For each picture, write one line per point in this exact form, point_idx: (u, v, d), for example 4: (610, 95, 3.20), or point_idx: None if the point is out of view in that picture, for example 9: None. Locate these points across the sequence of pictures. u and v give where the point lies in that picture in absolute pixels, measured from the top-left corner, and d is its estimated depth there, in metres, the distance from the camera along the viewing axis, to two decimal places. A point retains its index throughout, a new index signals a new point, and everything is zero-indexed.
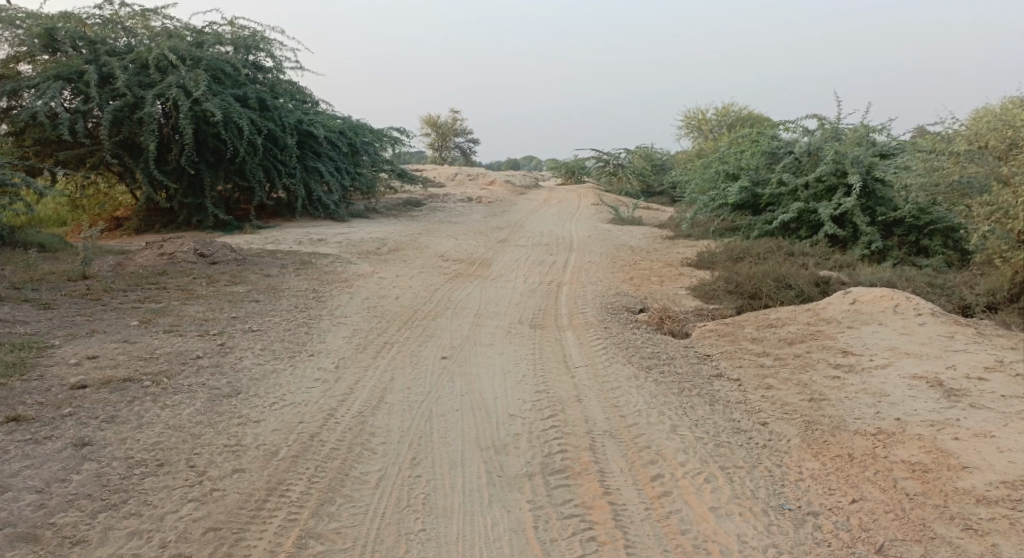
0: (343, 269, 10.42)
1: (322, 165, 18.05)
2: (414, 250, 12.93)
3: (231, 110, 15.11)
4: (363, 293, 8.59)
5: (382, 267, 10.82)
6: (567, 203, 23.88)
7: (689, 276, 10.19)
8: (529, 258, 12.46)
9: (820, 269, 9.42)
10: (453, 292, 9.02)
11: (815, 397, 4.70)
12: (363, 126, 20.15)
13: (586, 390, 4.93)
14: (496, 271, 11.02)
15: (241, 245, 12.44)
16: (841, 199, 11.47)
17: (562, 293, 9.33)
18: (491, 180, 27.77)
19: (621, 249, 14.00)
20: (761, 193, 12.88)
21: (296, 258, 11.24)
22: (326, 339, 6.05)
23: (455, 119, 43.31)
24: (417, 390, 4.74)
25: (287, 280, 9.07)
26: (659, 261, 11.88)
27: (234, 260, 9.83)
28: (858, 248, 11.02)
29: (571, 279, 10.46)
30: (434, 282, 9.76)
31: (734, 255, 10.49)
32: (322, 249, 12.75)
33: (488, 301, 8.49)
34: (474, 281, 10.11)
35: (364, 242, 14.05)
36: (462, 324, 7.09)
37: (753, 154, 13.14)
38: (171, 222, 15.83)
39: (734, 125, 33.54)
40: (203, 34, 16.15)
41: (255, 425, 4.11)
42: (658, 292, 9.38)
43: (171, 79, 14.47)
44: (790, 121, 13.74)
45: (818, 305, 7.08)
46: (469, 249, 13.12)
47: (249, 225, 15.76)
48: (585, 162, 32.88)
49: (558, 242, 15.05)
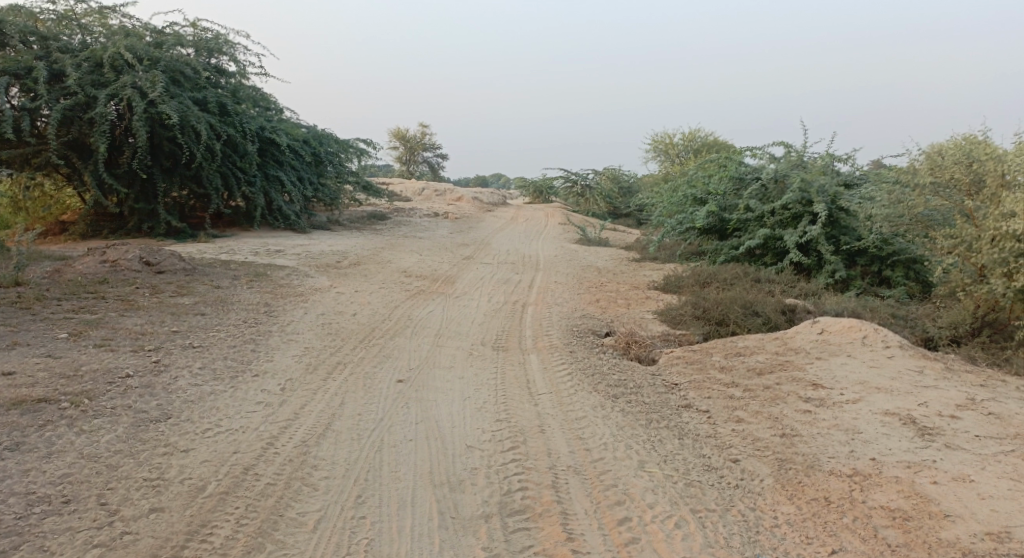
0: (300, 282, 10.02)
1: (284, 174, 17.57)
2: (375, 264, 12.58)
3: (189, 115, 14.63)
4: (318, 308, 8.21)
5: (341, 281, 10.45)
6: (534, 222, 23.72)
7: (655, 300, 10.04)
8: (493, 276, 12.21)
9: (786, 297, 9.34)
10: (414, 310, 8.69)
11: (787, 433, 4.50)
12: (328, 136, 19.74)
13: (549, 420, 4.65)
14: (459, 289, 10.73)
15: (193, 255, 11.94)
16: (807, 228, 11.47)
17: (525, 314, 9.08)
18: (458, 196, 27.51)
19: (586, 270, 13.84)
20: (728, 219, 12.85)
21: (251, 269, 10.81)
22: (273, 357, 5.68)
23: (423, 133, 42.99)
24: (367, 417, 4.41)
25: (239, 293, 8.65)
26: (625, 284, 11.72)
27: (182, 270, 9.45)
28: (822, 276, 11.00)
29: (536, 300, 10.22)
30: (395, 299, 9.41)
31: (701, 280, 10.38)
32: (279, 261, 12.31)
33: (450, 320, 8.18)
34: (436, 298, 9.81)
35: (324, 255, 13.63)
36: (421, 344, 6.76)
37: (721, 179, 13.12)
38: (122, 228, 15.21)
39: (700, 150, 33.94)
40: (163, 35, 15.66)
41: (183, 456, 3.74)
42: (624, 315, 9.19)
43: (126, 79, 13.97)
44: (756, 148, 13.77)
45: (787, 334, 6.94)
46: (433, 265, 12.82)
47: (204, 234, 15.21)
48: (553, 182, 32.86)
49: (523, 260, 14.84)
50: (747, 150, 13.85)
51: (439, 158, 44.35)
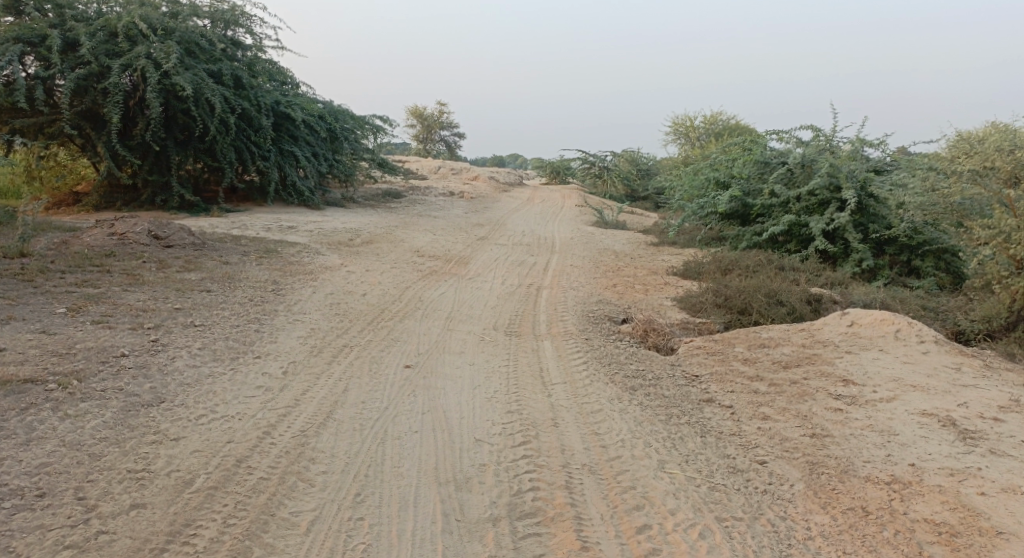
0: (310, 260, 9.80)
1: (298, 149, 17.34)
2: (388, 243, 12.36)
3: (202, 86, 14.41)
4: (328, 287, 7.99)
5: (352, 260, 10.23)
6: (551, 203, 23.36)
7: (674, 286, 9.73)
8: (508, 257, 11.94)
9: (812, 286, 8.99)
10: (426, 291, 8.45)
11: (817, 432, 4.23)
12: (344, 112, 19.45)
13: (563, 412, 4.40)
14: (473, 270, 10.47)
15: (204, 230, 11.78)
16: (834, 214, 11.07)
17: (540, 297, 8.82)
18: (474, 176, 27.17)
19: (604, 253, 13.53)
20: (751, 204, 12.46)
21: (261, 245, 10.61)
22: (277, 337, 5.46)
23: (440, 111, 42.46)
24: (371, 405, 4.18)
25: (248, 270, 8.45)
26: (643, 269, 11.40)
27: (192, 244, 9.28)
28: (848, 265, 10.62)
29: (552, 283, 9.94)
30: (407, 279, 9.18)
31: (722, 266, 10.05)
32: (291, 237, 12.12)
33: (463, 303, 7.94)
34: (449, 280, 9.57)
35: (337, 232, 13.42)
36: (432, 327, 6.53)
37: (745, 163, 12.70)
38: (135, 200, 15.09)
39: (722, 133, 33.28)
40: (178, 4, 15.37)
41: (172, 446, 3.54)
42: (642, 301, 8.89)
43: (140, 49, 13.74)
44: (783, 131, 13.32)
45: (814, 326, 6.62)
46: (447, 245, 12.56)
47: (217, 209, 15.06)
48: (570, 163, 32.41)
49: (539, 242, 14.56)
50: (773, 133, 13.41)
51: (456, 137, 43.93)
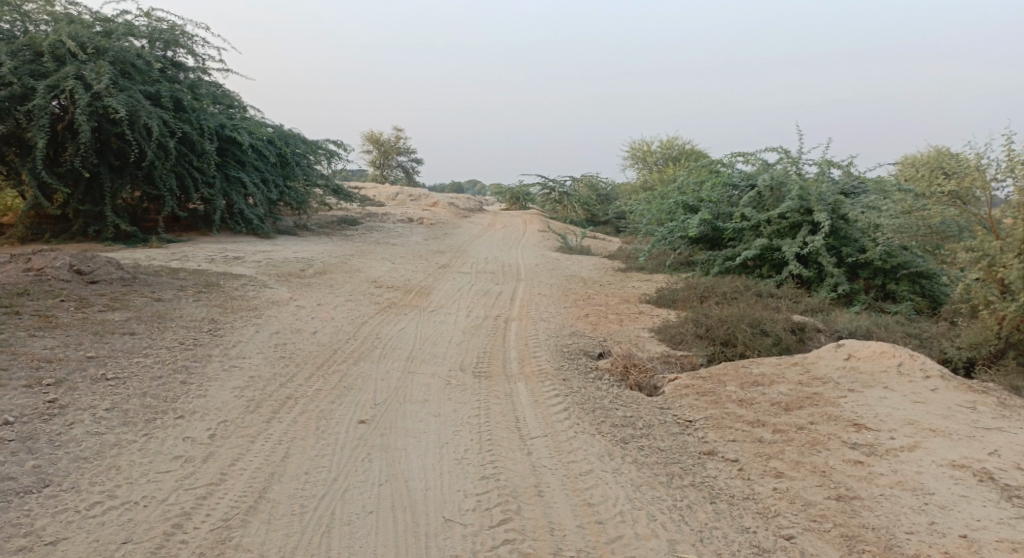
0: (256, 294, 8.98)
1: (246, 175, 16.47)
2: (342, 273, 11.61)
3: (138, 108, 13.56)
4: (275, 326, 7.20)
5: (303, 293, 9.44)
6: (512, 229, 22.81)
7: (649, 316, 9.19)
8: (470, 287, 11.30)
9: (793, 313, 8.53)
10: (383, 327, 7.72)
11: (842, 495, 3.67)
12: (295, 136, 18.64)
13: (547, 476, 3.73)
14: (434, 301, 9.77)
15: (139, 263, 10.88)
16: (807, 238, 10.70)
17: (508, 331, 8.17)
18: (433, 202, 26.49)
19: (571, 280, 12.99)
20: (721, 227, 12.05)
21: (201, 279, 9.76)
22: (208, 390, 4.68)
23: (398, 136, 41.76)
24: (316, 479, 3.46)
25: (183, 308, 7.61)
26: (615, 296, 10.87)
27: (120, 280, 8.46)
28: (824, 290, 10.22)
29: (520, 314, 9.30)
30: (363, 313, 8.43)
31: (697, 294, 9.57)
32: (236, 269, 11.27)
33: (424, 339, 7.24)
34: (408, 313, 8.88)
35: (287, 262, 12.59)
36: (391, 370, 5.81)
37: (714, 185, 12.31)
38: (67, 231, 14.10)
39: (680, 157, 33.36)
40: (112, 23, 14.54)
41: (45, 554, 2.80)
42: (617, 333, 8.31)
43: (68, 70, 12.95)
44: (751, 153, 12.99)
45: (808, 360, 6.10)
46: (406, 275, 11.85)
47: (158, 239, 14.12)
48: (530, 189, 32.01)
49: (503, 269, 13.96)
50: (740, 155, 13.07)
51: (414, 162, 43.27)
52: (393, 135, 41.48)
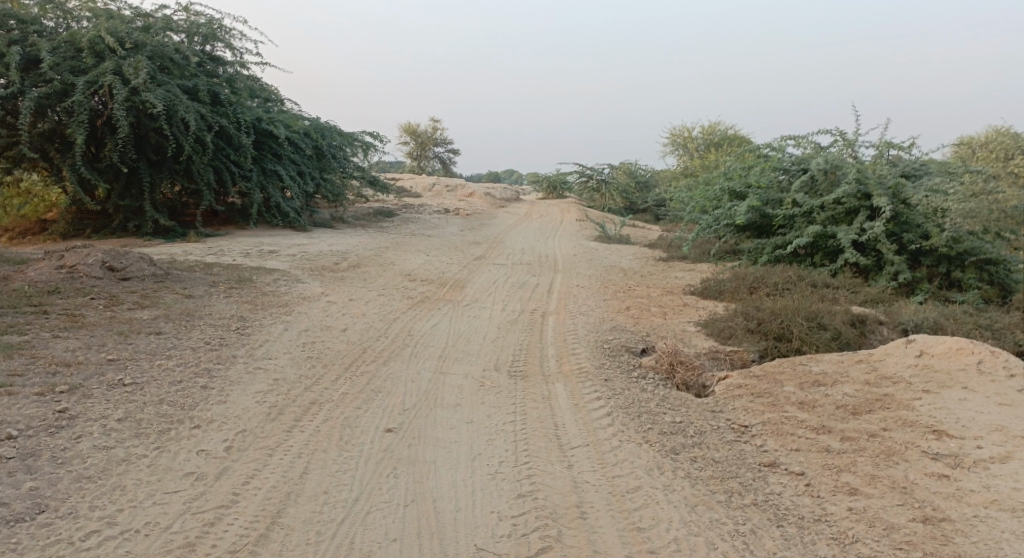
0: (288, 290, 8.78)
1: (282, 168, 16.37)
2: (377, 267, 11.38)
3: (175, 102, 13.48)
4: (304, 323, 6.95)
5: (335, 287, 9.21)
6: (550, 219, 22.37)
7: (695, 308, 8.72)
8: (507, 278, 10.96)
9: (852, 304, 7.97)
10: (416, 323, 7.42)
11: (930, 516, 3.26)
12: (331, 129, 18.51)
13: (590, 494, 3.39)
14: (469, 295, 9.45)
15: (174, 259, 10.81)
16: (864, 224, 10.06)
17: (546, 325, 7.81)
18: (470, 192, 26.19)
19: (611, 271, 12.55)
20: (771, 214, 11.46)
21: (234, 274, 9.62)
22: (228, 394, 4.45)
23: (435, 128, 41.65)
24: (335, 500, 3.25)
25: (214, 305, 7.39)
26: (658, 288, 10.40)
27: (152, 276, 8.35)
28: (883, 279, 9.61)
29: (557, 308, 8.92)
30: (396, 309, 8.15)
31: (746, 284, 9.06)
32: (270, 264, 11.12)
33: (459, 336, 6.92)
34: (443, 307, 8.58)
35: (322, 256, 12.43)
36: (422, 372, 5.50)
37: (762, 170, 11.70)
38: (107, 227, 14.19)
39: (721, 142, 32.44)
40: (151, 18, 14.54)
41: None
42: (662, 328, 7.86)
43: (107, 64, 12.91)
44: (802, 136, 12.33)
45: (874, 357, 5.59)
46: (441, 267, 11.56)
47: (195, 234, 14.12)
48: (567, 177, 31.50)
49: (540, 260, 13.58)
50: (790, 138, 12.41)
51: (450, 153, 43.05)
52: (430, 128, 41.56)
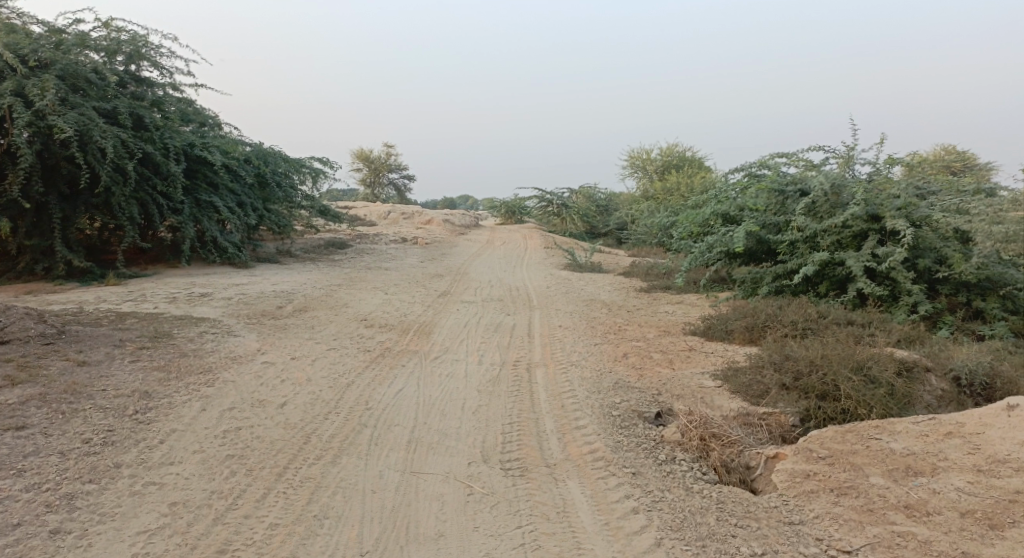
0: (217, 347, 7.21)
1: (219, 199, 14.73)
2: (326, 310, 9.89)
3: (89, 126, 11.92)
4: (231, 398, 5.44)
5: (274, 341, 7.66)
6: (513, 246, 21.04)
7: (704, 354, 7.49)
8: (477, 320, 9.60)
9: (890, 346, 6.82)
10: (374, 389, 5.95)
11: None
12: (275, 155, 16.93)
13: None
14: (438, 344, 8.00)
15: (82, 311, 9.15)
16: (876, 249, 8.98)
17: (534, 383, 6.46)
18: (427, 219, 24.71)
19: (592, 306, 11.29)
20: (769, 240, 10.31)
21: (152, 328, 8.02)
22: (90, 546, 3.24)
23: (389, 153, 40.10)
24: None
25: (112, 377, 5.89)
26: (651, 328, 9.17)
27: (40, 339, 6.76)
28: (901, 311, 8.51)
29: (542, 357, 7.56)
30: (353, 367, 6.67)
31: (758, 324, 7.87)
32: (199, 311, 9.52)
33: (429, 407, 5.49)
34: (407, 361, 7.17)
35: (264, 298, 10.88)
36: (385, 469, 4.08)
37: (757, 191, 10.57)
38: (12, 270, 12.40)
39: (679, 164, 31.78)
40: (65, 34, 12.90)
41: None
42: (673, 382, 6.57)
43: (6, 84, 11.38)
44: (797, 153, 11.24)
45: (969, 429, 4.39)
46: (402, 308, 10.09)
47: (116, 276, 12.44)
48: (525, 203, 30.29)
49: (511, 295, 12.23)
50: (782, 155, 11.33)
51: (404, 179, 41.51)
52: (384, 152, 40.00)
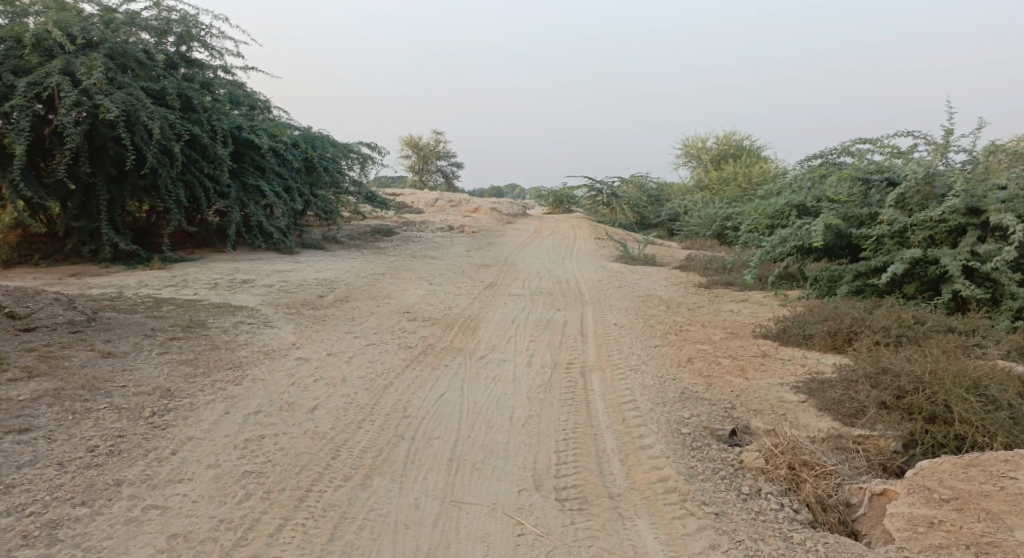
0: (250, 339, 6.75)
1: (266, 184, 14.41)
2: (368, 301, 9.41)
3: (136, 106, 11.71)
4: (257, 400, 4.94)
5: (311, 334, 7.19)
6: (562, 236, 20.34)
7: (781, 362, 6.72)
8: (527, 315, 8.98)
9: (1002, 359, 5.94)
10: (413, 393, 5.38)
11: None
12: (322, 139, 16.59)
13: None
14: (484, 341, 7.42)
15: (119, 296, 8.85)
16: (976, 248, 8.04)
17: (591, 390, 5.81)
18: (474, 207, 24.19)
19: (650, 302, 10.55)
20: (850, 234, 9.41)
21: (186, 317, 7.64)
22: None
23: (438, 140, 39.68)
24: None
25: (135, 371, 5.45)
26: (717, 329, 8.41)
27: (68, 327, 6.42)
28: (1004, 318, 7.54)
29: (599, 360, 6.89)
30: (392, 366, 6.12)
31: (841, 329, 7.05)
32: (237, 299, 9.13)
33: (473, 417, 4.90)
34: (451, 360, 6.60)
35: (305, 286, 10.48)
36: (421, 499, 3.59)
37: (837, 180, 9.68)
38: (58, 252, 12.29)
39: (735, 153, 30.50)
40: (114, 13, 12.71)
41: None
42: (749, 394, 5.83)
43: (54, 63, 11.22)
44: (882, 139, 10.24)
45: None
46: (447, 300, 9.52)
47: (159, 260, 12.23)
48: (574, 192, 29.48)
49: (563, 288, 11.57)
50: (865, 142, 10.38)
51: (452, 166, 41.06)
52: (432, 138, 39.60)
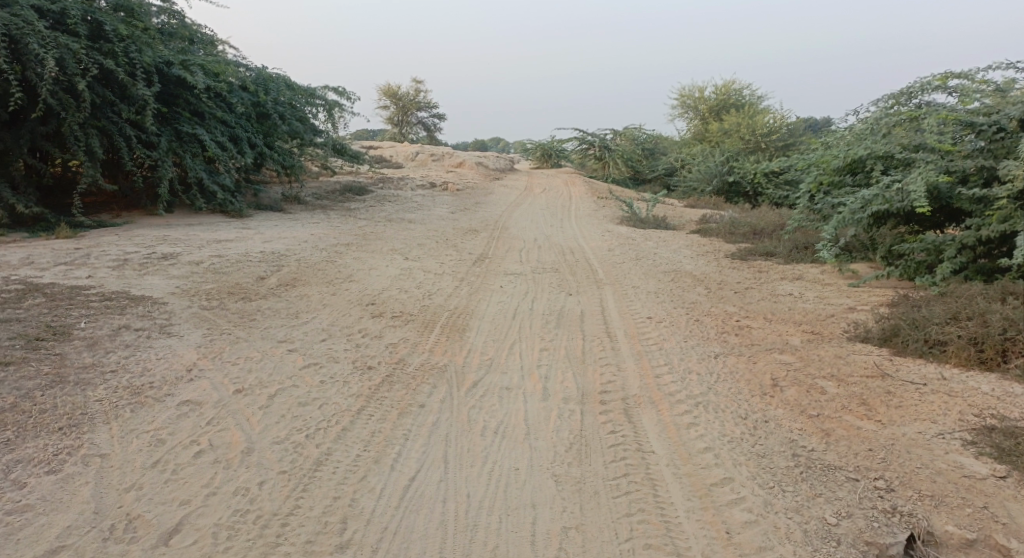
0: (123, 362, 4.44)
1: (207, 133, 11.81)
2: (320, 285, 7.12)
3: (24, 30, 9.28)
4: (63, 522, 2.83)
5: (226, 347, 4.91)
6: (556, 194, 17.98)
7: (914, 387, 4.57)
8: (532, 303, 6.73)
9: None
10: (362, 480, 3.21)
11: None
12: (278, 80, 14.01)
13: None
14: (479, 353, 5.19)
15: None
16: None
17: (654, 458, 3.57)
18: (458, 162, 21.67)
19: (685, 281, 8.36)
20: (952, 195, 7.21)
21: (49, 319, 5.31)
22: None
23: (418, 90, 36.71)
24: None
25: None
26: (790, 325, 6.23)
27: None
28: None
29: (647, 387, 4.67)
30: (335, 413, 3.85)
31: (992, 337, 4.90)
32: (144, 284, 6.80)
33: (465, 541, 2.89)
34: (428, 391, 4.36)
35: (243, 263, 8.14)
36: None
37: (931, 124, 7.47)
38: None
39: (736, 102, 27.97)
40: None
41: None
42: (904, 456, 3.67)
43: None
44: (988, 70, 7.90)
45: None
46: (426, 285, 7.25)
47: (68, 226, 9.81)
48: (564, 144, 26.95)
49: (570, 261, 9.29)
50: (962, 75, 8.08)
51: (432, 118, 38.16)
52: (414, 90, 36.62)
